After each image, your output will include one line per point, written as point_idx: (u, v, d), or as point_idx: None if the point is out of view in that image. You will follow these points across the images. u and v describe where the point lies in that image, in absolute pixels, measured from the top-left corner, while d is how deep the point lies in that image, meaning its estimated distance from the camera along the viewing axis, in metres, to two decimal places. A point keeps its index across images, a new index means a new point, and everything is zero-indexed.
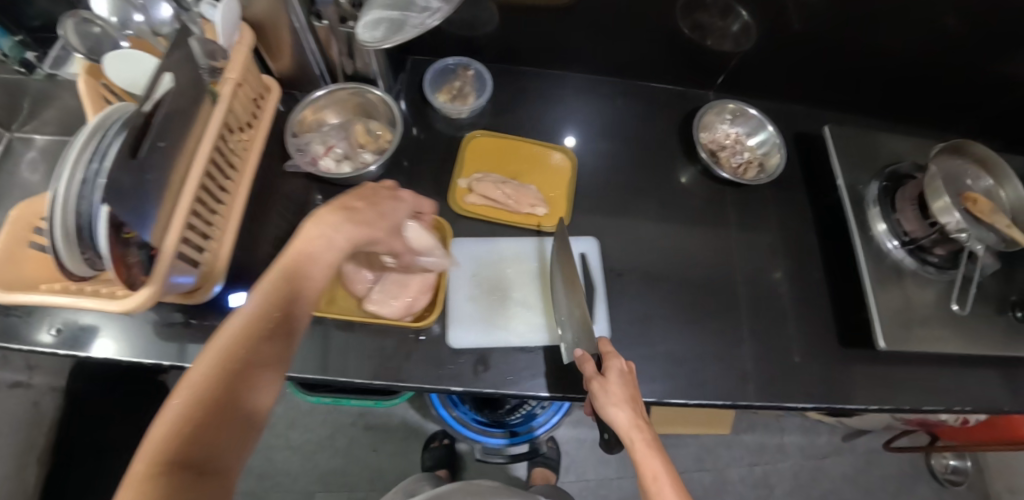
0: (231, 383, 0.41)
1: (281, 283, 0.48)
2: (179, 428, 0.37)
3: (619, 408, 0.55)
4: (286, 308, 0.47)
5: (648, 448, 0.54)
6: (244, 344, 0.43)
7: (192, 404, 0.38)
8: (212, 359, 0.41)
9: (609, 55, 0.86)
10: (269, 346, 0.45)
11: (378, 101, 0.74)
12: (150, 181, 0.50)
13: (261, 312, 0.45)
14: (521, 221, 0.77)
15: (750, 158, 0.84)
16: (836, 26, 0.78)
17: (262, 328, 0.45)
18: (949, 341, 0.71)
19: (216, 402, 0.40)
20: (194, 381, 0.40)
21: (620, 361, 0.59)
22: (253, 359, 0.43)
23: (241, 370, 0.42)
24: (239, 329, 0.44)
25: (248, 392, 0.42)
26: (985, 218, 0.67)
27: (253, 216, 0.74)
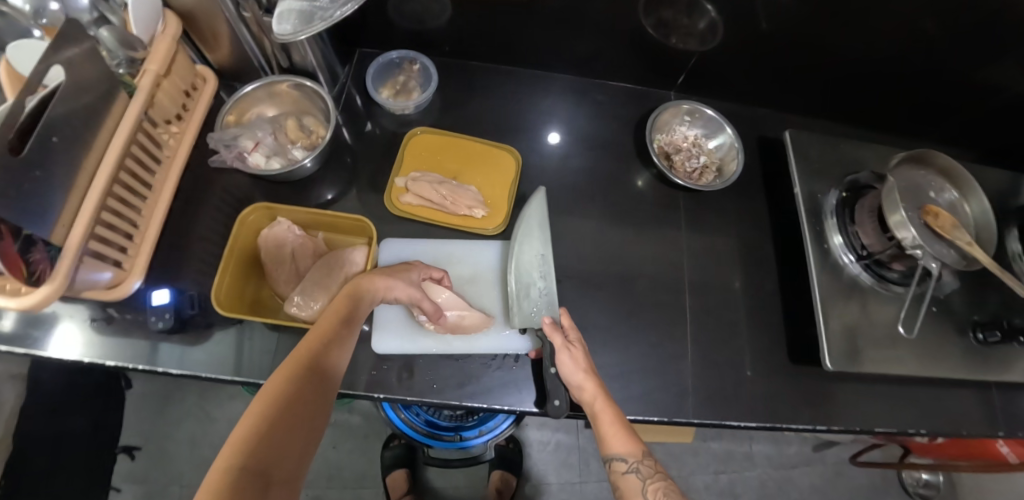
0: (299, 395, 0.45)
1: (339, 312, 0.54)
2: (253, 430, 0.40)
3: (581, 368, 0.58)
4: (341, 333, 0.53)
5: (607, 406, 0.56)
6: (309, 361, 0.48)
7: (266, 410, 0.42)
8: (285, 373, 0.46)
9: (567, 52, 0.83)
10: (329, 365, 0.50)
11: (313, 93, 0.72)
12: (41, 178, 0.48)
13: (323, 335, 0.51)
14: (458, 224, 0.74)
15: (707, 162, 0.81)
16: (805, 27, 0.74)
17: (324, 348, 0.50)
18: (904, 362, 0.67)
19: (286, 411, 0.43)
20: (270, 391, 0.44)
21: (580, 335, 0.63)
22: (317, 375, 0.48)
23: (309, 383, 0.46)
24: (305, 349, 0.49)
25: (313, 406, 0.46)
26: (945, 233, 0.64)
27: (184, 211, 0.71)
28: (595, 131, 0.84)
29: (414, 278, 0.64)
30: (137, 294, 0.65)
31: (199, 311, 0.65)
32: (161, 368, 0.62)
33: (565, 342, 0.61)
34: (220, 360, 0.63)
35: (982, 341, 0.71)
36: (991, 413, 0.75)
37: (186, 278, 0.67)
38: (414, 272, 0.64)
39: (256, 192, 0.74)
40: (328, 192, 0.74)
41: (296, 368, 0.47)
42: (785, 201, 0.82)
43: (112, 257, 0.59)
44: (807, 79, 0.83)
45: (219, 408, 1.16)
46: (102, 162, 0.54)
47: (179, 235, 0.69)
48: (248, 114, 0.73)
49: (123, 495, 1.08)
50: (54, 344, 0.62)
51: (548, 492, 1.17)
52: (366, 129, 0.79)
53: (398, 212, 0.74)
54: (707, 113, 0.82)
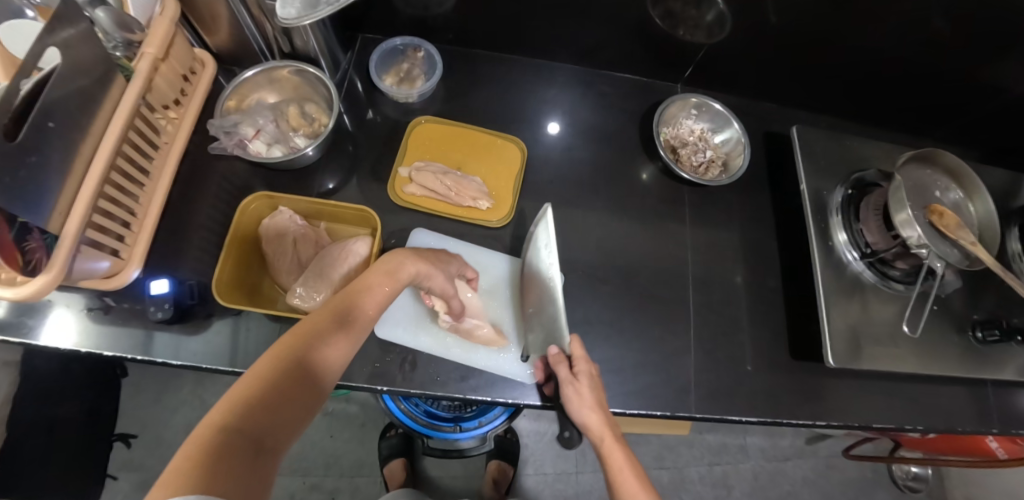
0: (301, 361, 0.45)
1: (354, 288, 0.53)
2: (251, 390, 0.41)
3: (587, 410, 0.57)
4: (356, 306, 0.52)
5: (617, 444, 0.56)
6: (316, 332, 0.48)
7: (265, 372, 0.43)
8: (288, 341, 0.46)
9: (573, 41, 0.81)
10: (338, 336, 0.49)
11: (315, 79, 0.70)
12: (36, 164, 0.46)
13: (334, 309, 0.50)
14: (463, 216, 0.73)
15: (713, 157, 0.81)
16: (815, 21, 0.73)
17: (334, 320, 0.49)
18: (903, 360, 0.68)
19: (286, 376, 0.43)
20: (271, 357, 0.44)
21: (589, 366, 0.60)
22: (324, 345, 0.47)
23: (313, 352, 0.46)
24: (313, 320, 0.49)
25: (315, 375, 0.45)
26: (949, 233, 0.64)
27: (181, 198, 0.69)
28: (600, 123, 0.83)
29: (451, 271, 0.63)
30: (134, 283, 0.63)
31: (198, 301, 0.64)
32: (161, 359, 0.62)
33: (570, 376, 0.59)
34: (219, 349, 0.62)
35: (982, 340, 0.71)
36: (987, 411, 0.76)
37: (185, 267, 0.66)
38: (456, 265, 0.64)
39: (256, 180, 0.72)
40: (330, 181, 0.73)
41: (301, 337, 0.47)
42: (788, 197, 0.82)
43: (109, 245, 0.58)
44: (814, 74, 0.83)
45: (216, 396, 1.15)
46: (98, 148, 0.53)
47: (177, 223, 0.68)
48: (248, 100, 0.72)
49: (119, 483, 1.08)
50: (48, 333, 0.61)
51: (545, 483, 1.18)
52: (368, 117, 0.78)
53: (402, 202, 0.73)
54: (714, 106, 0.81)
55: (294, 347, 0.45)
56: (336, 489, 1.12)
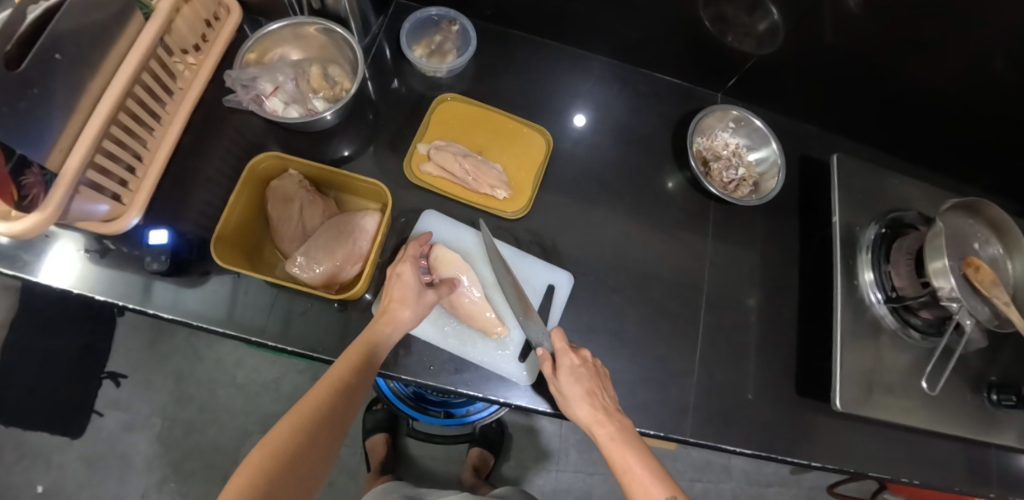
0: (299, 453, 0.43)
1: (350, 363, 0.51)
2: (246, 492, 0.39)
3: (575, 407, 0.55)
4: (358, 370, 0.51)
5: (619, 443, 0.52)
6: (311, 421, 0.46)
7: (262, 468, 0.41)
8: (289, 426, 0.44)
9: (616, 34, 0.77)
10: (335, 422, 0.47)
11: (343, 41, 0.67)
12: (37, 96, 0.44)
13: (331, 388, 0.48)
14: (479, 203, 0.70)
15: (745, 175, 0.77)
16: (874, 47, 0.69)
17: (332, 402, 0.48)
18: (912, 412, 0.65)
19: (282, 474, 0.42)
20: (268, 446, 0.43)
21: (570, 357, 0.57)
22: (321, 434, 0.46)
23: (312, 443, 0.45)
24: (310, 403, 0.47)
25: (310, 467, 0.44)
26: (984, 289, 0.60)
27: (192, 148, 0.67)
28: (632, 124, 0.80)
29: (412, 282, 0.58)
30: (132, 230, 0.61)
31: (197, 256, 0.62)
32: (152, 310, 0.60)
33: (554, 371, 0.58)
34: (215, 308, 0.61)
35: (996, 403, 0.69)
36: (988, 474, 0.73)
37: (186, 220, 0.64)
38: (408, 277, 0.58)
39: (271, 139, 0.70)
40: (345, 148, 0.71)
41: (301, 425, 0.45)
42: (818, 226, 0.79)
43: (109, 188, 0.56)
44: (864, 101, 0.78)
45: (209, 347, 1.14)
46: (107, 86, 0.50)
47: (184, 174, 0.65)
48: (270, 54, 0.69)
49: (104, 420, 1.08)
50: (45, 270, 0.59)
51: (525, 476, 1.18)
52: (393, 86, 0.74)
53: (417, 180, 0.70)
54: (754, 122, 0.77)
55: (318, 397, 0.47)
56: None
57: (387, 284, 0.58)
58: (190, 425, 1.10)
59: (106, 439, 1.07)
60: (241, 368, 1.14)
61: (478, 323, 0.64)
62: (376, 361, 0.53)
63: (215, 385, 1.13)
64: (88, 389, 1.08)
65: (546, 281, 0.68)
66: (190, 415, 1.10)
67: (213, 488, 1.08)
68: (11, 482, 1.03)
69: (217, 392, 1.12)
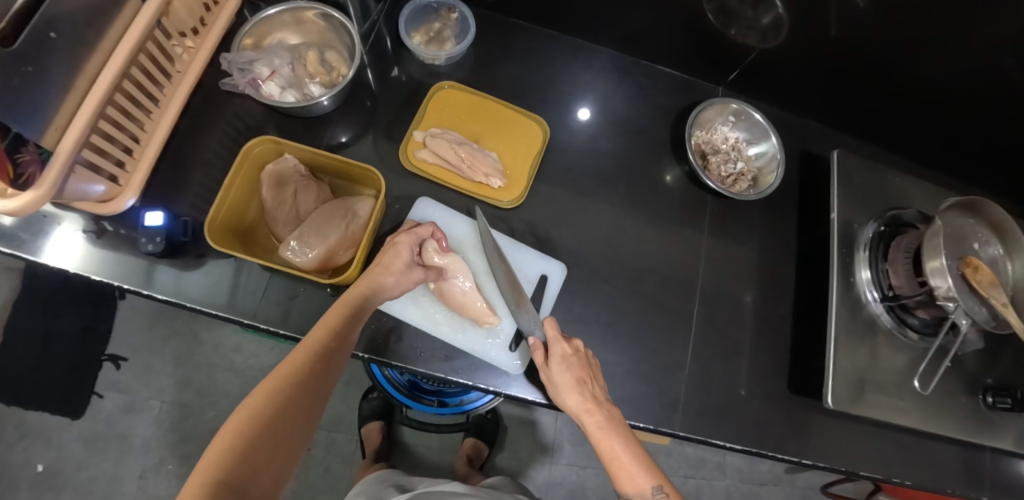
0: (280, 414, 0.43)
1: (331, 326, 0.50)
2: (225, 454, 0.39)
3: (564, 395, 0.55)
4: (337, 334, 0.50)
5: (604, 430, 0.52)
6: (292, 382, 0.45)
7: (242, 432, 0.40)
8: (269, 388, 0.44)
9: (617, 24, 0.76)
10: (315, 384, 0.47)
11: (340, 27, 0.67)
12: (32, 75, 0.44)
13: (311, 352, 0.48)
14: (473, 192, 0.70)
15: (744, 169, 0.76)
16: (879, 43, 0.68)
17: (312, 366, 0.47)
18: (904, 412, 0.65)
19: (264, 435, 0.41)
20: (247, 410, 0.42)
21: (563, 346, 0.57)
22: (301, 397, 0.45)
23: (293, 405, 0.44)
24: (291, 366, 0.46)
25: (291, 429, 0.44)
26: (981, 290, 0.59)
27: (190, 131, 0.67)
28: (632, 116, 0.79)
29: (406, 254, 0.59)
30: (129, 212, 0.62)
31: (192, 239, 0.62)
32: (148, 291, 0.60)
33: (545, 359, 0.57)
34: (209, 290, 0.61)
35: (990, 405, 0.68)
36: (982, 477, 0.73)
37: (182, 202, 0.64)
38: (404, 252, 0.59)
39: (268, 123, 0.70)
40: (342, 134, 0.71)
41: (281, 387, 0.44)
42: (817, 223, 0.78)
43: (106, 169, 0.57)
44: (867, 97, 0.77)
45: (208, 332, 1.15)
46: (104, 67, 0.50)
47: (180, 156, 0.66)
48: (268, 39, 0.68)
49: (104, 402, 1.09)
50: (47, 251, 0.60)
51: (519, 467, 1.18)
52: (392, 74, 0.74)
53: (412, 167, 0.70)
54: (754, 116, 0.76)
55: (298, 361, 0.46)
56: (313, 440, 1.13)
57: (383, 251, 0.59)
58: (187, 408, 1.11)
59: (105, 420, 1.08)
60: (239, 353, 1.15)
61: (472, 312, 0.64)
62: (356, 324, 0.53)
63: (213, 369, 1.14)
64: (89, 371, 1.09)
65: (538, 272, 0.68)
66: (188, 399, 1.11)
67: None
68: (12, 460, 1.05)
69: (215, 376, 1.13)
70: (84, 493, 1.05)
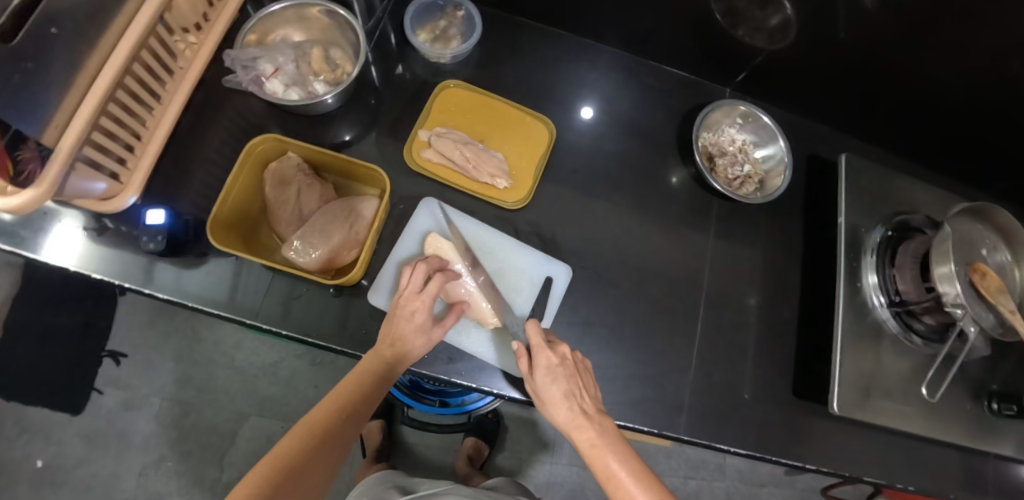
0: (301, 468, 0.46)
1: (361, 379, 0.53)
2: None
3: (554, 410, 0.54)
4: (366, 389, 0.52)
5: (597, 445, 0.52)
6: (318, 434, 0.49)
7: (267, 478, 0.44)
8: (294, 440, 0.48)
9: (623, 24, 0.76)
10: (338, 440, 0.50)
11: (344, 23, 0.66)
12: (32, 71, 0.43)
13: (338, 406, 0.51)
14: (478, 192, 0.70)
15: (751, 172, 0.76)
16: (888, 45, 0.67)
17: (338, 419, 0.50)
18: (910, 418, 0.65)
19: (285, 484, 0.45)
20: (275, 458, 0.46)
21: (547, 356, 0.55)
22: (326, 449, 0.49)
23: (315, 459, 0.47)
24: (319, 416, 0.50)
25: (313, 478, 0.47)
26: (989, 296, 0.59)
27: (192, 129, 0.66)
28: (638, 117, 0.78)
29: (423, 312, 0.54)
30: (130, 209, 0.61)
31: (194, 238, 0.61)
32: (149, 290, 0.60)
33: (530, 370, 0.56)
34: (210, 289, 0.61)
35: (995, 412, 0.68)
36: (985, 483, 0.72)
37: (184, 201, 0.63)
38: (420, 315, 0.54)
39: (271, 121, 0.69)
40: (346, 133, 0.70)
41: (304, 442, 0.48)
42: (823, 226, 0.77)
43: (107, 166, 0.56)
44: (875, 100, 0.77)
45: (208, 329, 1.15)
46: (106, 63, 0.49)
47: (182, 154, 0.65)
48: (272, 35, 0.68)
49: (104, 399, 1.08)
50: (47, 248, 0.59)
51: (519, 467, 1.17)
52: (397, 72, 0.73)
53: (416, 167, 0.69)
54: (762, 119, 0.76)
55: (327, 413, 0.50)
56: None
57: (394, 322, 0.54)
58: (188, 405, 1.11)
59: (105, 417, 1.08)
60: (240, 350, 1.14)
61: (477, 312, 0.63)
62: (386, 380, 0.54)
63: (213, 366, 1.13)
64: (88, 367, 1.08)
65: (543, 273, 0.68)
66: (189, 396, 1.11)
67: (210, 468, 1.09)
68: (12, 456, 1.04)
69: (216, 373, 1.13)
70: (84, 490, 1.05)
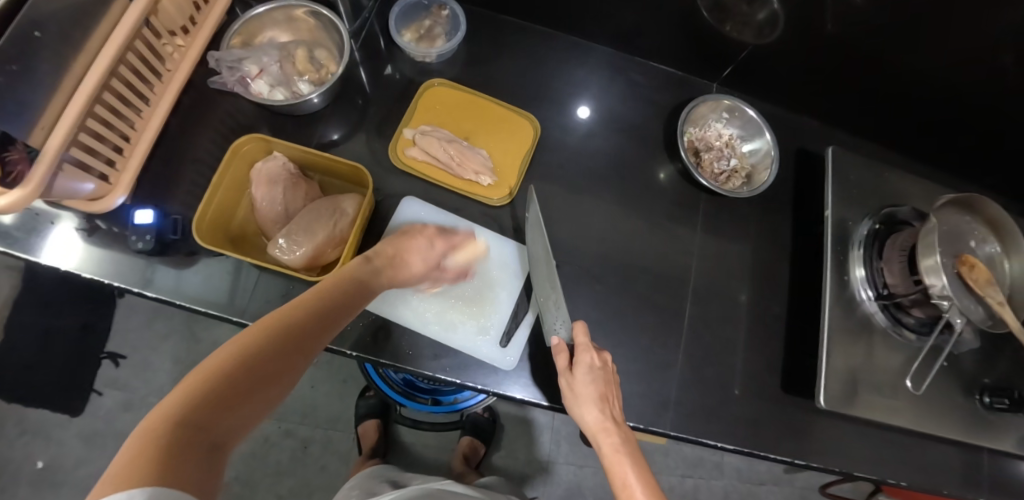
0: (267, 360, 0.39)
1: (329, 291, 0.47)
2: (201, 389, 0.34)
3: (585, 409, 0.54)
4: (331, 301, 0.47)
5: (620, 452, 0.52)
6: (280, 332, 0.41)
7: (213, 373, 0.35)
8: (261, 329, 0.40)
9: (610, 20, 0.76)
10: (306, 341, 0.43)
11: (329, 24, 0.67)
12: (17, 73, 0.44)
13: (304, 309, 0.44)
14: (462, 189, 0.70)
15: (738, 166, 0.76)
16: (875, 37, 0.67)
17: (304, 323, 0.43)
18: (899, 412, 0.64)
19: (235, 381, 0.36)
20: (226, 354, 0.37)
21: (591, 356, 0.56)
22: (288, 351, 0.40)
23: (281, 355, 0.40)
24: (281, 317, 0.42)
25: (269, 387, 0.38)
26: (977, 289, 0.58)
27: (181, 130, 0.67)
28: (625, 113, 0.78)
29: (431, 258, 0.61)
30: (119, 209, 0.62)
31: (183, 237, 0.62)
32: (138, 289, 0.60)
33: (568, 366, 0.57)
34: (198, 288, 0.61)
35: (988, 406, 0.67)
36: (979, 480, 0.71)
37: (174, 201, 0.64)
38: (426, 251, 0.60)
39: (260, 122, 0.70)
40: (334, 132, 0.71)
41: (271, 335, 0.40)
42: (812, 220, 0.77)
43: (96, 167, 0.57)
44: (864, 93, 0.76)
45: (206, 330, 1.16)
46: (91, 65, 0.50)
47: (172, 155, 0.66)
48: (259, 37, 0.69)
49: (103, 399, 1.10)
50: (48, 252, 0.60)
51: (515, 467, 1.17)
52: (385, 72, 0.74)
53: (402, 165, 0.70)
54: (748, 112, 0.76)
55: (292, 313, 0.43)
56: (309, 438, 1.13)
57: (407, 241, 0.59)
58: None
59: (104, 417, 1.09)
60: None
61: (467, 253, 0.65)
62: (353, 299, 0.49)
63: None
64: (88, 369, 1.10)
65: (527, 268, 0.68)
66: None
67: None
68: (11, 457, 1.06)
69: None
70: (82, 490, 1.06)
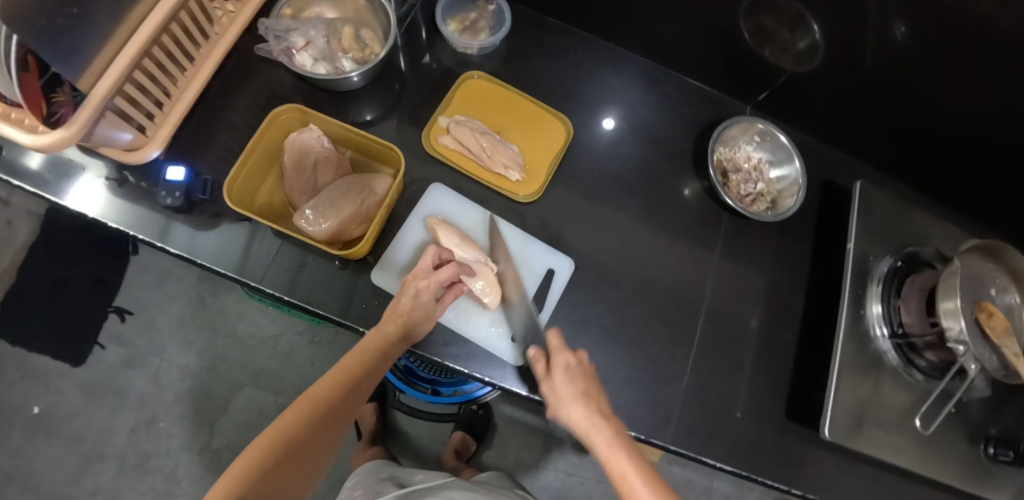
0: (301, 442, 0.46)
1: (360, 357, 0.53)
2: (252, 471, 0.42)
3: (568, 409, 0.53)
4: (363, 369, 0.52)
5: (611, 444, 0.51)
6: (319, 409, 0.48)
7: (267, 452, 0.44)
8: (302, 410, 0.48)
9: (652, 32, 0.76)
10: (340, 410, 0.50)
11: (378, 7, 0.68)
12: (76, 17, 0.45)
13: (340, 382, 0.51)
14: (490, 182, 0.71)
15: (763, 191, 0.76)
16: (919, 78, 0.67)
17: (342, 394, 0.50)
18: (902, 452, 0.64)
19: (283, 458, 0.44)
20: (274, 432, 0.46)
21: (566, 356, 0.56)
22: (322, 425, 0.48)
23: (317, 430, 0.47)
24: (318, 393, 0.49)
25: (309, 459, 0.46)
26: (994, 337, 0.58)
27: (220, 94, 0.68)
28: (656, 125, 0.79)
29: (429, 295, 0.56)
30: (152, 164, 0.63)
31: (210, 198, 0.63)
32: (161, 244, 0.61)
33: (547, 372, 0.57)
34: (219, 251, 0.62)
35: (992, 457, 0.67)
36: None
37: (205, 162, 0.65)
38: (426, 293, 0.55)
39: (297, 94, 0.70)
40: (368, 112, 0.71)
41: (304, 420, 0.47)
42: (832, 253, 0.77)
43: (136, 118, 0.58)
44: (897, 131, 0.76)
45: (213, 296, 1.17)
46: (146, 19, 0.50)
47: (208, 116, 0.67)
48: (307, 12, 0.70)
49: (106, 353, 1.10)
50: (73, 194, 0.61)
51: (504, 467, 1.17)
52: (424, 60, 0.75)
53: (434, 151, 0.70)
54: (779, 138, 0.76)
55: (330, 389, 0.50)
56: None
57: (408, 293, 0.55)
58: (185, 370, 1.12)
59: (104, 371, 1.10)
60: (242, 320, 1.16)
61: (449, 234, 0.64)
62: (385, 359, 0.55)
63: (214, 334, 1.15)
64: (95, 322, 1.11)
65: (546, 265, 0.68)
66: (187, 360, 1.12)
67: (199, 432, 1.10)
68: (10, 400, 1.06)
69: (216, 340, 1.14)
70: (75, 441, 1.06)
